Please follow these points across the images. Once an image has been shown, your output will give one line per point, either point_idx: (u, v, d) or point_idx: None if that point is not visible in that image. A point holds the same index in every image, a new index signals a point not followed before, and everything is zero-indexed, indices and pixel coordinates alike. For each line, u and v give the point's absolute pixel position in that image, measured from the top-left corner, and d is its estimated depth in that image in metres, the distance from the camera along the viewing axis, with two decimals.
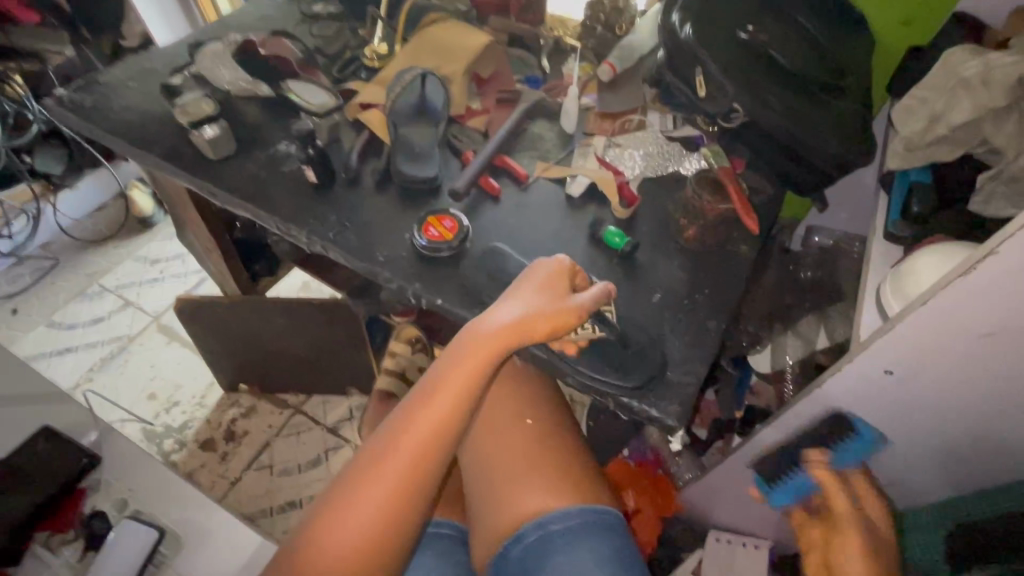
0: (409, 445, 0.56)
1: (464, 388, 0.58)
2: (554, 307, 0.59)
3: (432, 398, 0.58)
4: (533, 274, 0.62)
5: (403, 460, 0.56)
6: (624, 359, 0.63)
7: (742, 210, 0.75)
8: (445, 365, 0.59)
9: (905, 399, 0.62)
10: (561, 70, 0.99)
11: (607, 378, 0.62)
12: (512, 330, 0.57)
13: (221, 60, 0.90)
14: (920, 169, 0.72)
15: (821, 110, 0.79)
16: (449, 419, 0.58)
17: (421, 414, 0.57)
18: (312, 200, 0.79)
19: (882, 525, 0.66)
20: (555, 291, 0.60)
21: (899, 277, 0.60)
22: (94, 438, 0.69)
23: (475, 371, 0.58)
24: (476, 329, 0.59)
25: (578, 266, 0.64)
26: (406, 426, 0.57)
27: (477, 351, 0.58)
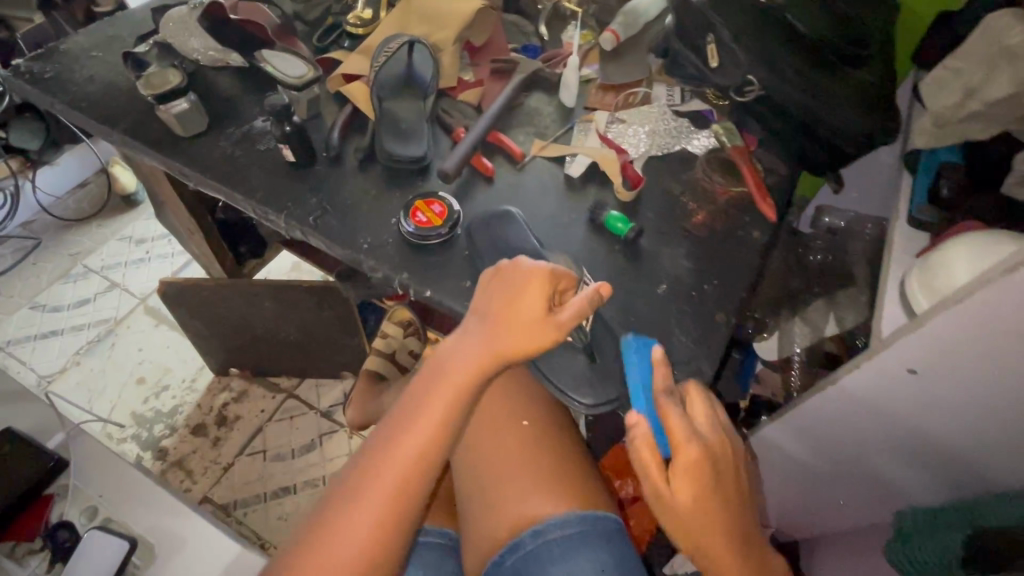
0: (386, 477, 0.51)
1: (449, 408, 0.53)
2: (528, 331, 0.54)
3: (415, 418, 0.53)
4: (507, 286, 0.55)
5: (383, 489, 0.51)
6: (597, 377, 0.61)
7: (758, 193, 0.71)
8: (422, 387, 0.55)
9: (926, 398, 0.59)
10: (560, 38, 0.91)
11: (574, 396, 0.60)
12: (487, 353, 0.54)
13: (188, 26, 0.82)
14: (949, 148, 0.68)
15: (843, 82, 0.73)
16: (431, 444, 0.52)
17: (404, 434, 0.52)
18: (290, 182, 0.74)
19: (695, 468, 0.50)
20: (530, 309, 0.54)
21: (929, 269, 0.56)
22: (61, 440, 0.70)
23: (459, 393, 0.54)
24: (452, 352, 0.55)
25: (562, 270, 0.56)
26: (387, 449, 0.52)
27: (448, 380, 0.54)
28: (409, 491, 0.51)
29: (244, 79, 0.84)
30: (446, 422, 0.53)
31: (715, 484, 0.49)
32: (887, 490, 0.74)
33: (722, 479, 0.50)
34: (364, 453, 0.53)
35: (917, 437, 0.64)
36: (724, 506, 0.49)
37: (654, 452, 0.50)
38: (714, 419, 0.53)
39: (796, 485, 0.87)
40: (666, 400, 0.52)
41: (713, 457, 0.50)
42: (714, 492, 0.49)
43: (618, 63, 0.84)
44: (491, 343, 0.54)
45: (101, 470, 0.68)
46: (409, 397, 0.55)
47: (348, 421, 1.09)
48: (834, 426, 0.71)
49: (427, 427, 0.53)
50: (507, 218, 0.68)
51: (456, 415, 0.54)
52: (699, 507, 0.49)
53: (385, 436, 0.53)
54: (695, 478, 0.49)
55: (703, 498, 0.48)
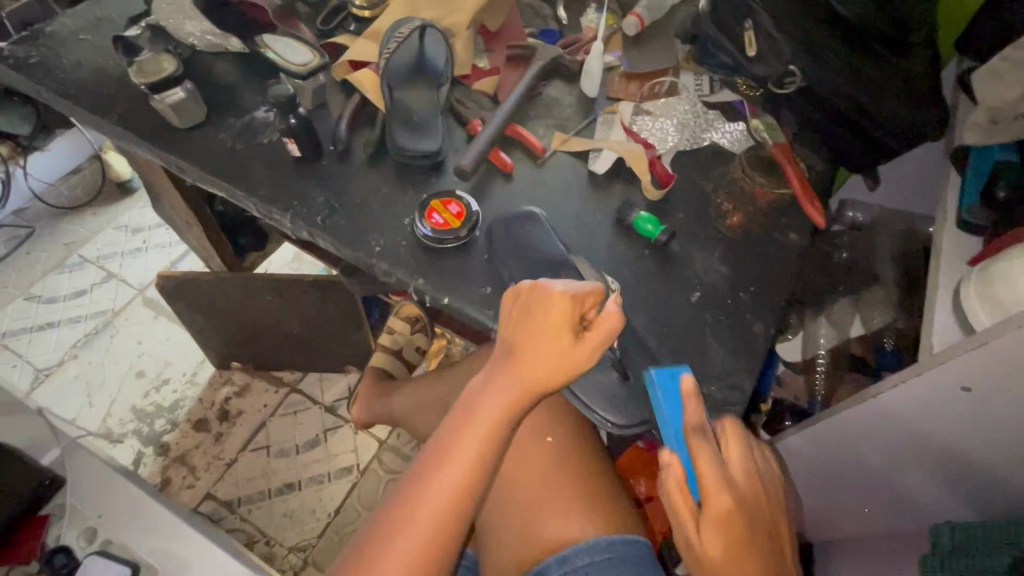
0: (420, 524, 0.49)
1: (483, 444, 0.51)
2: (556, 363, 0.50)
3: (447, 457, 0.50)
4: (528, 314, 0.51)
5: (419, 535, 0.48)
6: (627, 398, 0.57)
7: (803, 194, 0.67)
8: (451, 427, 0.52)
9: (978, 417, 0.55)
10: (580, 21, 0.86)
11: (603, 414, 0.56)
12: (515, 388, 0.51)
13: (183, 8, 0.77)
14: (1005, 147, 0.64)
15: (890, 73, 0.68)
16: (463, 488, 0.50)
17: (439, 475, 0.50)
18: (296, 178, 0.69)
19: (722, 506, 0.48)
20: (555, 339, 0.50)
21: (988, 280, 0.52)
22: (56, 456, 0.67)
23: (490, 429, 0.51)
24: (479, 389, 0.52)
25: (586, 288, 0.51)
26: (419, 489, 0.50)
27: (477, 420, 0.51)
28: (448, 533, 0.49)
29: (244, 65, 0.78)
30: (482, 457, 0.50)
31: (749, 536, 0.47)
32: (913, 504, 0.71)
33: (756, 531, 0.48)
34: (397, 493, 0.51)
35: (955, 454, 0.60)
36: (760, 557, 0.47)
37: (685, 500, 0.49)
38: (748, 462, 0.51)
39: (818, 493, 0.84)
40: (698, 442, 0.50)
41: (745, 507, 0.48)
42: (747, 545, 0.47)
43: (643, 50, 0.79)
44: (518, 378, 0.51)
45: (100, 485, 0.65)
46: (440, 434, 0.52)
47: (353, 418, 1.06)
48: (864, 440, 0.68)
49: (458, 470, 0.50)
50: (530, 219, 0.64)
51: (490, 451, 0.51)
52: (731, 556, 0.47)
53: (416, 476, 0.51)
54: (722, 527, 0.47)
55: (734, 550, 0.47)
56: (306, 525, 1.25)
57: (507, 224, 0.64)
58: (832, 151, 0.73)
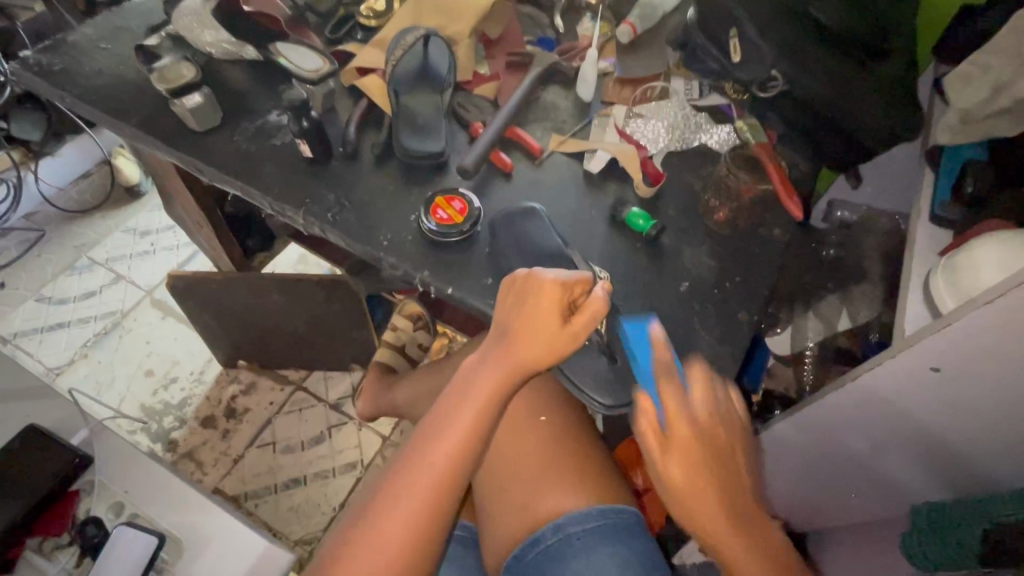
0: (420, 482, 0.52)
1: (479, 412, 0.55)
2: (545, 342, 0.54)
3: (445, 424, 0.54)
4: (523, 298, 0.55)
5: (420, 494, 0.52)
6: (620, 379, 0.60)
7: (784, 190, 0.70)
8: (452, 400, 0.56)
9: (947, 397, 0.59)
10: (575, 30, 0.91)
11: (594, 396, 0.60)
12: (507, 363, 0.55)
13: (199, 18, 0.81)
14: (974, 146, 0.68)
15: (866, 77, 0.72)
16: (461, 451, 0.54)
17: (439, 438, 0.54)
18: (306, 177, 0.73)
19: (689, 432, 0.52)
20: (546, 320, 0.54)
21: (955, 269, 0.55)
22: (85, 436, 0.70)
23: (485, 400, 0.55)
24: (476, 366, 0.57)
25: (575, 277, 0.56)
26: (422, 450, 0.54)
27: (474, 393, 0.55)
28: (445, 494, 0.53)
29: (256, 73, 0.82)
30: (477, 425, 0.54)
31: (712, 466, 0.51)
32: (894, 485, 0.75)
33: (717, 462, 0.52)
34: (399, 460, 0.54)
35: (932, 432, 0.64)
36: (723, 483, 0.52)
37: (653, 430, 0.52)
38: (713, 400, 0.55)
39: (807, 479, 0.87)
40: (665, 381, 0.54)
41: (707, 439, 0.52)
42: (709, 467, 0.51)
43: (634, 56, 0.83)
44: (511, 355, 0.55)
45: (125, 466, 0.69)
46: (439, 407, 0.56)
47: (359, 412, 1.10)
48: (846, 424, 0.72)
49: (457, 434, 0.54)
50: (529, 214, 0.68)
51: (485, 419, 0.55)
52: (692, 483, 0.51)
53: (419, 439, 0.55)
54: (683, 456, 0.51)
55: (696, 472, 0.51)
56: (312, 518, 1.28)
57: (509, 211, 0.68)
58: (815, 151, 0.77)
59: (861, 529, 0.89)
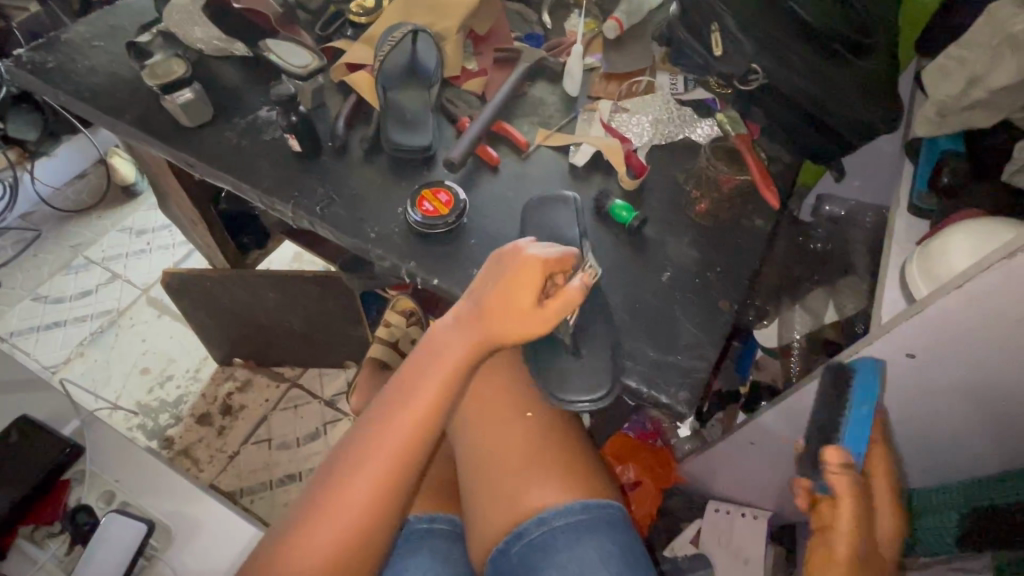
0: (388, 445, 0.54)
1: (447, 382, 0.56)
2: (516, 320, 0.55)
3: (413, 394, 0.56)
4: (502, 273, 0.56)
5: (386, 456, 0.54)
6: (586, 372, 0.61)
7: (761, 179, 0.72)
8: (422, 366, 0.57)
9: (921, 384, 0.60)
10: (563, 26, 0.92)
11: (561, 395, 0.61)
12: (476, 339, 0.57)
13: (191, 16, 0.82)
14: (949, 137, 0.70)
15: (845, 70, 0.73)
16: (429, 419, 0.55)
17: (409, 405, 0.55)
18: (295, 171, 0.74)
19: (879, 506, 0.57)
20: (521, 299, 0.55)
21: (929, 256, 0.56)
22: (76, 426, 0.71)
23: (452, 371, 0.57)
24: (446, 336, 0.58)
25: (556, 259, 0.56)
26: (391, 414, 0.55)
27: (442, 361, 0.57)
28: (409, 460, 0.55)
29: (248, 69, 0.83)
30: (441, 398, 0.56)
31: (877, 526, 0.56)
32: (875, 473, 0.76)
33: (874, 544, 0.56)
34: (364, 421, 0.56)
35: (908, 423, 0.65)
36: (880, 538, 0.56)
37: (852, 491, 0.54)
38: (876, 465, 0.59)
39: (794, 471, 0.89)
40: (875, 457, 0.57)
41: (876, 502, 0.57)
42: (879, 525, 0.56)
43: (621, 51, 0.84)
44: (482, 331, 0.56)
45: (118, 457, 0.70)
46: (407, 373, 0.57)
47: (353, 407, 1.11)
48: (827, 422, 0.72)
49: (424, 402, 0.55)
50: (564, 201, 0.69)
51: (452, 388, 0.57)
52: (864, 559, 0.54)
53: (389, 402, 0.56)
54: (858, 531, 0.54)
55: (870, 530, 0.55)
56: None
57: (488, 225, 0.70)
58: (798, 144, 0.78)
59: None
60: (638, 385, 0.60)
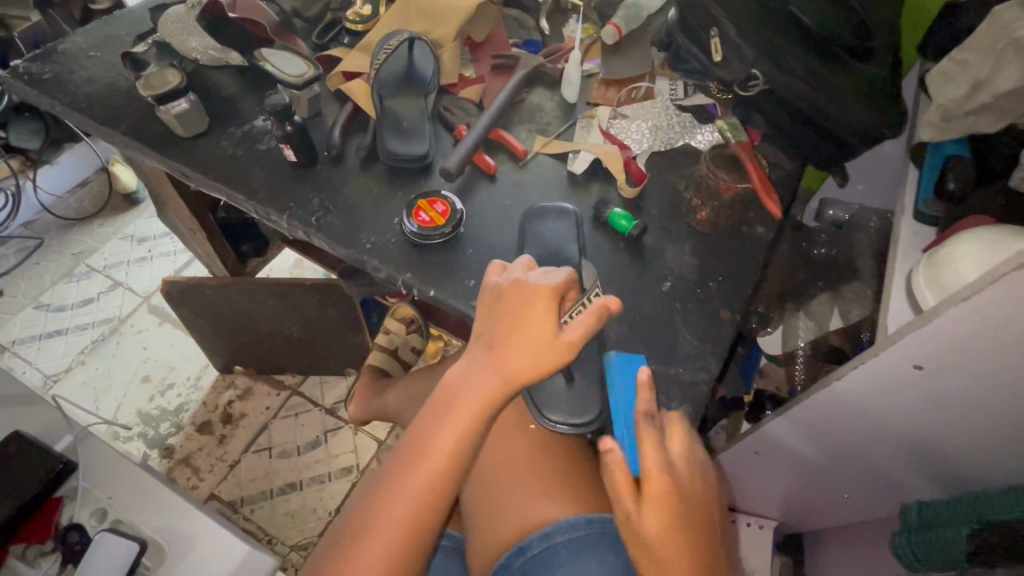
0: (410, 489, 0.53)
1: (468, 422, 0.54)
2: (539, 351, 0.53)
3: (429, 442, 0.54)
4: (517, 305, 0.54)
5: (412, 499, 0.52)
6: (578, 397, 0.61)
7: (764, 189, 0.70)
8: (442, 410, 0.55)
9: (930, 394, 0.58)
10: (561, 32, 0.91)
11: (553, 419, 0.60)
12: (498, 381, 0.53)
13: (186, 25, 0.81)
14: (956, 142, 0.68)
15: (847, 75, 0.72)
16: (453, 459, 0.53)
17: (429, 447, 0.54)
18: (290, 181, 0.73)
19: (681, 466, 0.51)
20: (538, 329, 0.53)
21: (936, 265, 0.55)
22: (69, 442, 0.70)
23: (471, 414, 0.54)
24: (463, 379, 0.55)
25: (565, 286, 0.55)
26: (412, 458, 0.54)
27: (466, 404, 0.54)
28: (436, 501, 0.53)
29: (244, 79, 0.83)
30: (459, 443, 0.54)
31: (682, 514, 0.49)
32: (878, 483, 0.76)
33: (692, 517, 0.50)
34: (387, 469, 0.55)
35: (915, 431, 0.64)
36: (691, 528, 0.49)
37: (625, 474, 0.49)
38: (690, 452, 0.53)
39: (802, 480, 0.87)
40: (647, 427, 0.51)
41: (680, 489, 0.50)
42: (679, 514, 0.49)
43: (619, 57, 0.83)
44: (502, 370, 0.53)
45: (114, 472, 0.69)
46: (421, 420, 0.56)
47: (350, 416, 1.10)
48: (837, 431, 0.72)
49: (447, 442, 0.53)
50: (562, 214, 0.69)
51: (477, 428, 0.54)
52: (670, 539, 0.48)
53: (409, 447, 0.55)
54: (654, 511, 0.48)
55: (669, 523, 0.48)
56: (307, 524, 1.28)
57: (485, 235, 0.69)
58: (800, 150, 0.77)
59: (872, 527, 0.89)
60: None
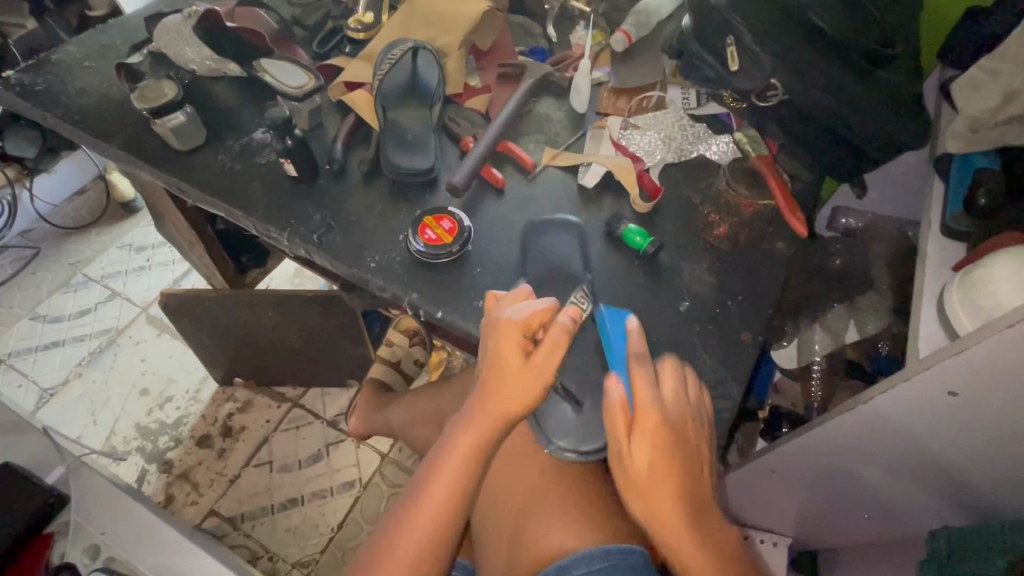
0: (418, 524, 0.53)
1: (472, 453, 0.54)
2: (516, 384, 0.52)
3: (432, 477, 0.54)
4: (488, 342, 0.55)
5: (421, 534, 0.53)
6: (587, 425, 0.58)
7: (787, 207, 0.67)
8: (442, 449, 0.55)
9: (965, 421, 0.56)
10: (569, 39, 0.89)
11: (567, 448, 0.58)
12: (485, 421, 0.53)
13: (181, 36, 0.78)
14: (984, 154, 0.66)
15: (870, 85, 0.69)
16: (458, 491, 0.54)
17: (437, 480, 0.54)
18: (292, 197, 0.71)
19: (674, 405, 0.52)
20: (510, 363, 0.53)
21: (971, 287, 0.53)
22: (61, 474, 0.72)
23: (467, 453, 0.54)
24: (458, 420, 0.55)
25: (529, 311, 0.54)
26: (420, 493, 0.54)
27: (462, 441, 0.54)
28: (444, 532, 0.54)
29: (243, 89, 0.80)
30: (459, 483, 0.54)
31: (674, 454, 0.49)
32: (902, 507, 0.73)
33: (684, 454, 0.50)
34: (399, 503, 0.56)
35: (946, 457, 0.61)
36: (683, 469, 0.49)
37: (623, 413, 0.50)
38: (683, 397, 0.53)
39: (821, 501, 0.84)
40: (638, 367, 0.53)
41: (675, 431, 0.50)
42: (673, 455, 0.49)
43: (630, 65, 0.81)
44: (487, 409, 0.53)
45: (106, 502, 0.69)
46: (425, 464, 0.56)
47: (350, 430, 1.06)
48: (863, 456, 0.69)
49: (451, 474, 0.54)
50: (568, 226, 0.67)
51: (479, 459, 0.54)
52: (659, 471, 0.48)
53: (418, 481, 0.55)
54: (643, 443, 0.49)
55: (661, 460, 0.49)
56: (309, 541, 1.25)
57: (495, 253, 0.66)
58: (818, 161, 0.74)
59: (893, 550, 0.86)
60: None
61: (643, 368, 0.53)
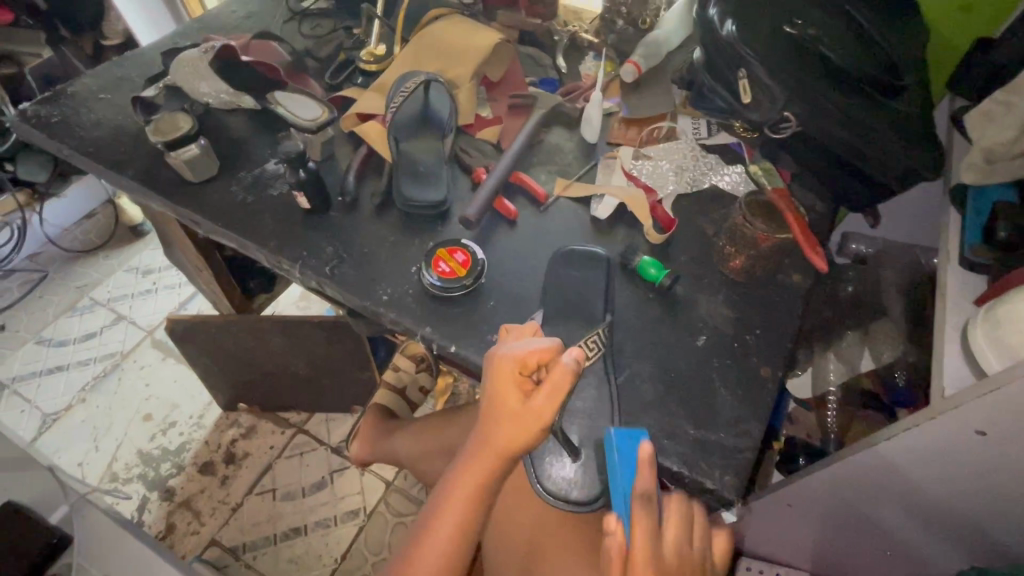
0: (427, 555, 0.52)
1: (479, 486, 0.52)
2: (515, 424, 0.50)
3: (440, 509, 0.53)
4: (487, 381, 0.53)
5: (428, 568, 0.52)
6: (586, 474, 0.57)
7: (806, 242, 0.65)
8: (447, 480, 0.54)
9: (995, 462, 0.54)
10: (578, 69, 0.90)
11: (561, 494, 0.57)
12: (489, 459, 0.52)
13: (196, 69, 0.78)
14: (1001, 186, 0.65)
15: (882, 116, 0.70)
16: (465, 524, 0.52)
17: (444, 514, 0.53)
18: (304, 229, 0.70)
19: (675, 553, 0.47)
20: (508, 403, 0.51)
21: (996, 324, 0.52)
22: (65, 513, 0.72)
23: (474, 493, 0.52)
24: (462, 451, 0.54)
25: (525, 350, 0.52)
26: (428, 526, 0.53)
27: (466, 474, 0.52)
28: (452, 564, 0.52)
29: (256, 121, 0.81)
30: (466, 519, 0.52)
31: None
32: (922, 549, 0.71)
33: None
34: (407, 533, 0.55)
35: (973, 498, 0.59)
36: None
37: (619, 562, 0.46)
38: (686, 535, 0.48)
39: (842, 538, 0.82)
40: (643, 511, 0.47)
41: None
42: None
43: (640, 96, 0.81)
44: (486, 447, 0.52)
45: (108, 545, 0.72)
46: (432, 495, 0.55)
47: (353, 455, 1.05)
48: (882, 495, 0.67)
49: (458, 507, 0.52)
50: (587, 259, 0.66)
51: (486, 492, 0.53)
52: None
53: (426, 513, 0.54)
54: None
55: None
56: (312, 572, 1.22)
57: (509, 285, 0.66)
58: (832, 191, 0.74)
59: None
60: (676, 468, 0.55)
61: (650, 518, 0.47)
